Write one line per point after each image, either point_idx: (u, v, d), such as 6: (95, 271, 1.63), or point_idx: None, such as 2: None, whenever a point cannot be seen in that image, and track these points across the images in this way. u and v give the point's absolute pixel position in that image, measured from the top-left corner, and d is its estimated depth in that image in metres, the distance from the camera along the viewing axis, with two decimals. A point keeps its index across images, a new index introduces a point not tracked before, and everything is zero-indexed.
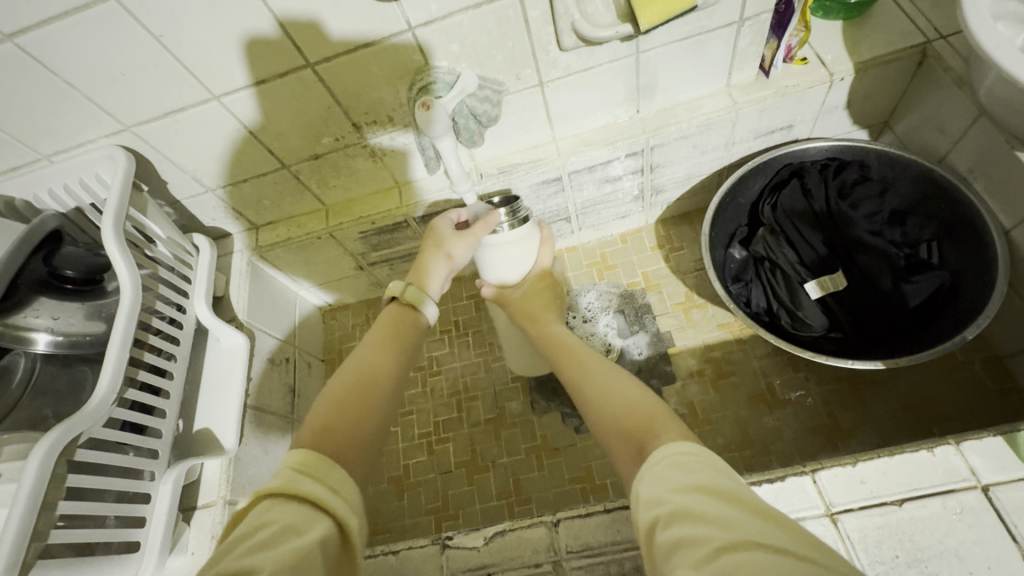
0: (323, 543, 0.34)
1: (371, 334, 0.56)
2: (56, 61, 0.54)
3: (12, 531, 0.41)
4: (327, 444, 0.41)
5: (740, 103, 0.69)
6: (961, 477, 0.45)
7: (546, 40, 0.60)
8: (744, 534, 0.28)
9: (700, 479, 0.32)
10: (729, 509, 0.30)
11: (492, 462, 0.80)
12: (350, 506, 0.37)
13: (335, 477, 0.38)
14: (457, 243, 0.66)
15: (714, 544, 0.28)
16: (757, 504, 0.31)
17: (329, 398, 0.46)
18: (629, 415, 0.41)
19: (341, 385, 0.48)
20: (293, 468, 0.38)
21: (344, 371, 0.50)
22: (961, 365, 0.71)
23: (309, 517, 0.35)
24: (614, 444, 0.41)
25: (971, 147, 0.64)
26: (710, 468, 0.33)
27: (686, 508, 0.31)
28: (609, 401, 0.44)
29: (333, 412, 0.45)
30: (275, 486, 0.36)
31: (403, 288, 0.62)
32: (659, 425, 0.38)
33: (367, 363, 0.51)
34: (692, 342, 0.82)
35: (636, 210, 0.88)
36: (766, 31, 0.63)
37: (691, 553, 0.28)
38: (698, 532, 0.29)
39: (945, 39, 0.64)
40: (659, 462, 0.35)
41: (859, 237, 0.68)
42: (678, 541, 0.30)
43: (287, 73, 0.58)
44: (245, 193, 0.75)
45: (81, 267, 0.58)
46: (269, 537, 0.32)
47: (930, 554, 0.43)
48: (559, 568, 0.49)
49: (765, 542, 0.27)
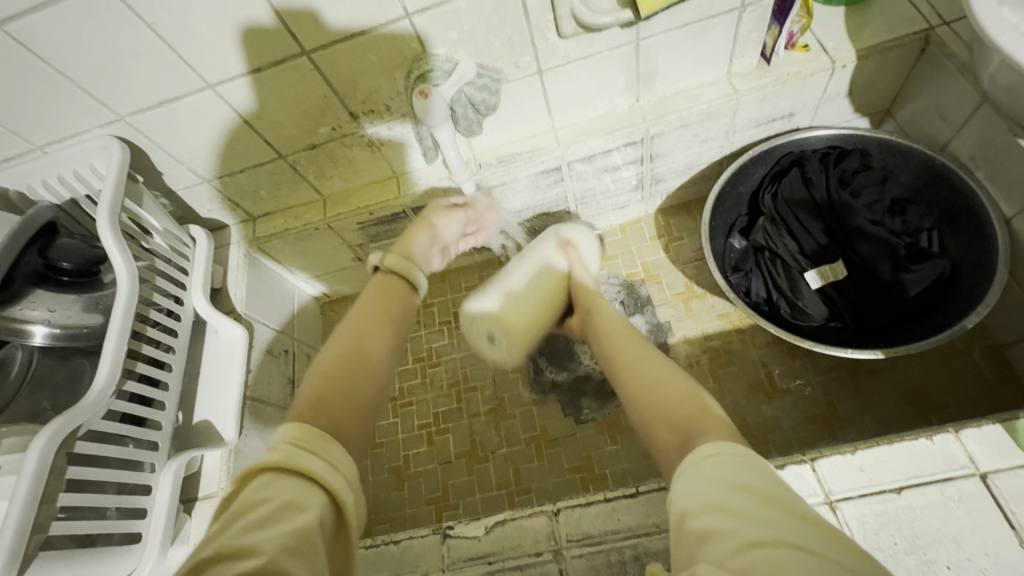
0: (321, 525, 0.34)
1: (362, 304, 0.55)
2: (47, 50, 0.54)
3: (13, 522, 0.41)
4: (320, 417, 0.41)
5: (740, 91, 0.68)
6: (960, 465, 0.45)
7: (545, 26, 0.59)
8: (774, 532, 0.28)
9: (739, 478, 0.33)
10: (760, 505, 0.31)
11: (492, 452, 0.81)
12: (345, 482, 0.38)
13: (334, 453, 0.39)
14: (443, 218, 0.69)
15: (741, 538, 0.28)
16: (789, 505, 0.31)
17: (321, 372, 0.46)
18: (677, 408, 0.42)
19: (333, 356, 0.47)
20: (291, 443, 0.37)
21: (335, 344, 0.49)
22: (960, 354, 0.71)
23: (308, 494, 0.35)
24: (654, 432, 0.42)
25: (973, 135, 0.64)
26: (750, 467, 0.34)
27: (721, 502, 0.31)
28: (653, 387, 0.45)
29: (325, 384, 0.45)
30: (273, 459, 0.36)
31: (384, 256, 0.60)
32: (702, 418, 0.40)
33: (360, 333, 0.50)
34: (691, 332, 0.82)
35: (636, 200, 0.88)
36: (767, 17, 0.62)
37: (717, 544, 0.29)
38: (726, 525, 0.30)
39: (949, 26, 0.63)
40: (699, 458, 0.36)
41: (860, 225, 0.67)
42: (706, 532, 0.30)
43: (282, 62, 0.57)
44: (241, 184, 0.74)
45: (77, 259, 0.56)
46: (266, 516, 0.32)
47: (928, 541, 0.43)
48: (559, 557, 0.50)
49: (792, 541, 0.28)
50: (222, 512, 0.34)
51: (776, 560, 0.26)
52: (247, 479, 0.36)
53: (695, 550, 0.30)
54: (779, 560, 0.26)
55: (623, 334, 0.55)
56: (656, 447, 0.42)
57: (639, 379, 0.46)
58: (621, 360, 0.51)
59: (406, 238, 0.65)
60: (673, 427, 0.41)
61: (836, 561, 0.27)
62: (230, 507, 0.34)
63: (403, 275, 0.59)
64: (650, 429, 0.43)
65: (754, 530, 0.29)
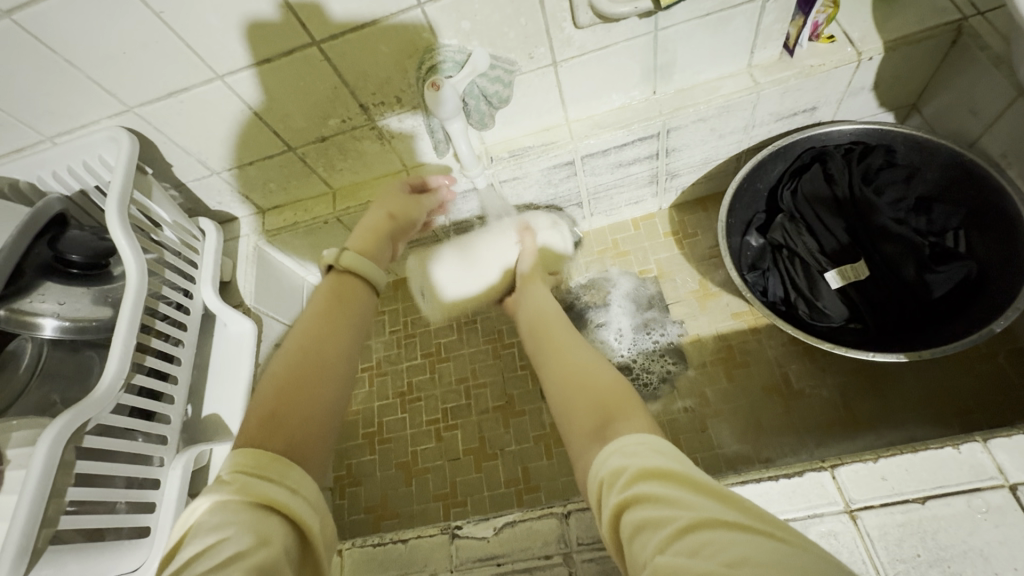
0: (286, 550, 0.33)
1: (310, 309, 0.51)
2: (53, 39, 0.53)
3: (21, 514, 0.41)
4: (277, 439, 0.40)
5: (762, 84, 0.66)
6: (987, 475, 0.43)
7: (561, 16, 0.57)
8: (708, 513, 0.27)
9: (655, 462, 0.31)
10: (684, 491, 0.29)
11: (501, 449, 0.80)
12: (309, 505, 0.37)
13: (292, 476, 0.37)
14: (401, 205, 0.67)
15: (677, 523, 0.27)
16: (703, 483, 0.30)
17: (271, 391, 0.44)
18: (597, 392, 0.40)
19: (284, 366, 0.45)
20: (245, 472, 0.36)
21: (282, 358, 0.46)
22: (984, 358, 0.69)
23: (267, 522, 0.33)
24: (572, 414, 0.40)
25: (1005, 132, 0.62)
26: (656, 451, 0.32)
27: (643, 494, 0.29)
28: (580, 372, 0.43)
29: (276, 401, 0.43)
30: (224, 497, 0.34)
31: (339, 254, 0.56)
32: (626, 406, 0.38)
33: (310, 336, 0.48)
34: (705, 331, 0.80)
35: (649, 196, 0.86)
36: (791, 7, 0.60)
37: (654, 536, 0.27)
38: (657, 514, 0.28)
39: (983, 16, 0.60)
40: (610, 454, 0.34)
41: (884, 225, 0.65)
42: (642, 523, 0.28)
43: (292, 52, 0.56)
44: (251, 176, 0.74)
45: (87, 251, 0.56)
46: (227, 552, 0.30)
47: (952, 554, 0.42)
48: (569, 560, 0.49)
49: (727, 521, 0.26)
50: (167, 567, 0.31)
51: (721, 542, 0.25)
52: (197, 522, 0.34)
53: (634, 551, 0.28)
54: (723, 541, 0.25)
55: (553, 319, 0.55)
56: (570, 430, 0.39)
57: (571, 364, 0.44)
58: (549, 341, 0.50)
59: (364, 231, 0.62)
60: (596, 412, 0.38)
61: (772, 533, 0.26)
62: (172, 566, 0.31)
63: (358, 274, 0.56)
64: (569, 410, 0.40)
65: (688, 515, 0.27)
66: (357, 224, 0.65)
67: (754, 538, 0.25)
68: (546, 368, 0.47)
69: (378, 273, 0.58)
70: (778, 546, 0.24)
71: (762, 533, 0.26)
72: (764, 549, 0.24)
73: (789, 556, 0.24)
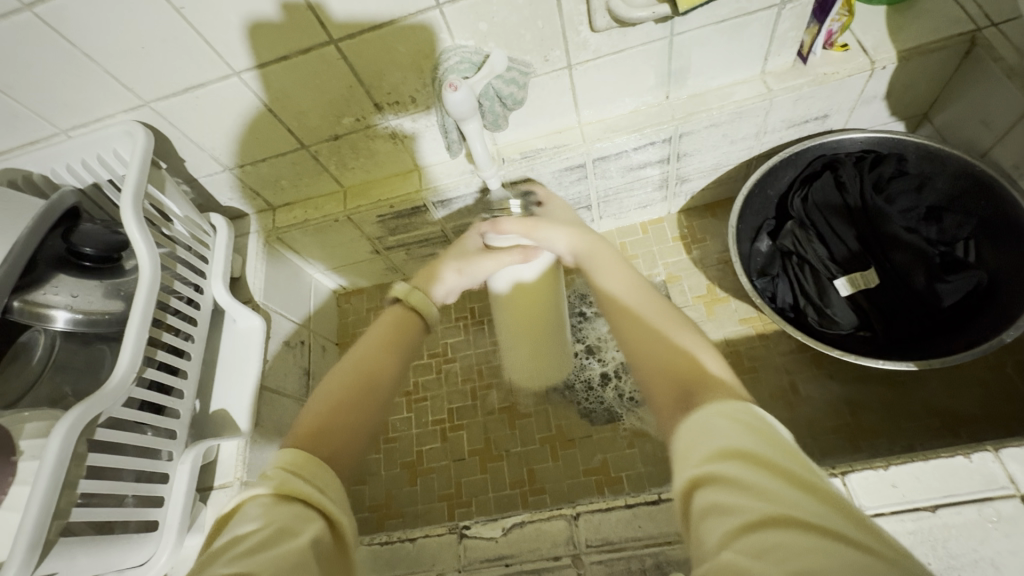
0: (317, 541, 0.34)
1: (373, 330, 0.52)
2: (72, 32, 0.53)
3: (35, 508, 0.40)
4: (322, 449, 0.41)
5: (774, 91, 0.66)
6: (999, 485, 0.43)
7: (578, 20, 0.57)
8: (788, 510, 0.26)
9: (733, 446, 0.30)
10: (755, 472, 0.28)
11: (506, 451, 0.80)
12: (340, 507, 0.37)
13: (324, 478, 0.38)
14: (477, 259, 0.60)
15: (747, 518, 0.26)
16: (779, 462, 0.29)
17: (324, 403, 0.43)
18: (677, 363, 0.38)
19: (338, 385, 0.45)
20: (284, 469, 0.37)
21: (338, 372, 0.47)
22: (991, 368, 0.70)
23: (303, 518, 0.34)
24: (649, 384, 0.38)
25: (1017, 143, 0.63)
26: (725, 431, 0.31)
27: (717, 476, 0.29)
28: (655, 345, 0.40)
29: (332, 415, 0.43)
30: (263, 492, 0.35)
31: (410, 290, 0.56)
32: (703, 374, 0.36)
33: (367, 354, 0.48)
34: (713, 335, 0.80)
35: (658, 200, 0.86)
36: (806, 15, 0.60)
37: (721, 525, 0.27)
38: (727, 502, 0.28)
39: (996, 27, 0.60)
40: (688, 425, 0.33)
41: (895, 233, 0.65)
42: (709, 509, 0.28)
43: (309, 50, 0.56)
44: (262, 173, 0.74)
45: (100, 244, 0.56)
46: (257, 543, 0.31)
47: (964, 562, 0.42)
48: (579, 562, 0.49)
49: (800, 518, 0.25)
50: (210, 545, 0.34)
51: (784, 545, 0.24)
52: (243, 506, 0.35)
53: (701, 538, 0.28)
54: (793, 545, 0.24)
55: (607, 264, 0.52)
56: (649, 400, 0.38)
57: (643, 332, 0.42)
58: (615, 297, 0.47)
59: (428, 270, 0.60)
60: (672, 380, 0.37)
61: (853, 541, 0.24)
62: (210, 548, 0.33)
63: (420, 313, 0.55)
64: (647, 386, 0.39)
65: (765, 509, 0.26)
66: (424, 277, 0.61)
67: (830, 545, 0.24)
68: (618, 329, 0.45)
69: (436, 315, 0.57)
70: (847, 552, 0.23)
71: (845, 541, 0.24)
72: (831, 558, 0.23)
73: (854, 564, 0.23)
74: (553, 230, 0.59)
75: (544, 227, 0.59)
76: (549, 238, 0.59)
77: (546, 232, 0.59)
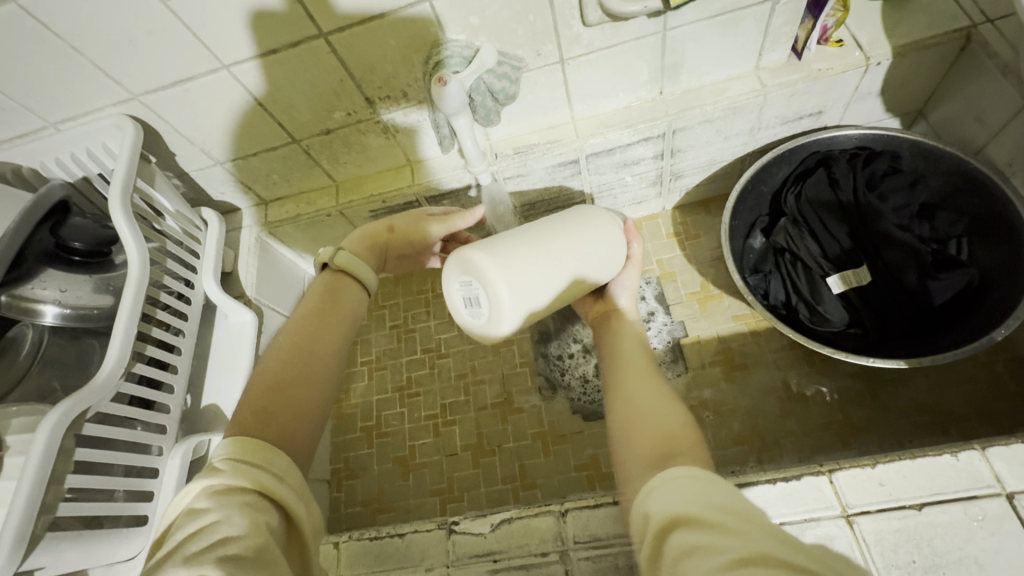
0: (270, 527, 0.34)
1: (304, 308, 0.51)
2: (58, 24, 0.52)
3: (21, 501, 0.41)
4: (271, 430, 0.41)
5: (768, 87, 0.66)
6: (985, 484, 0.44)
7: (570, 14, 0.57)
8: (765, 548, 0.27)
9: (717, 497, 0.31)
10: (732, 518, 0.29)
11: (498, 446, 0.80)
12: (294, 491, 0.38)
13: (278, 464, 0.38)
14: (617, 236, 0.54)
15: (730, 555, 0.26)
16: (754, 514, 0.30)
17: (269, 375, 0.45)
18: (665, 426, 0.38)
19: (277, 361, 0.46)
20: (235, 458, 0.37)
21: (278, 348, 0.47)
22: (982, 367, 0.69)
23: (262, 509, 0.35)
24: (636, 439, 0.38)
25: (1011, 141, 0.63)
26: (705, 483, 0.32)
27: (701, 521, 0.29)
28: (649, 409, 0.40)
29: (273, 390, 0.43)
30: (218, 483, 0.35)
31: (334, 253, 0.56)
32: (689, 441, 0.37)
33: (303, 332, 0.48)
34: (706, 332, 0.80)
35: (652, 196, 0.86)
36: (801, 10, 0.60)
37: (704, 561, 0.27)
38: (709, 542, 0.28)
39: (992, 23, 0.60)
40: (672, 479, 0.33)
41: (887, 230, 0.64)
42: (690, 548, 0.28)
43: (298, 43, 0.56)
44: (254, 167, 0.74)
45: (89, 239, 0.56)
46: (220, 535, 0.32)
47: (948, 560, 0.42)
48: (566, 558, 0.49)
49: (777, 556, 0.26)
50: (158, 553, 0.33)
51: None
52: (193, 503, 0.35)
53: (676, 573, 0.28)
54: None
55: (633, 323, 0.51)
56: (630, 452, 0.38)
57: (638, 389, 0.42)
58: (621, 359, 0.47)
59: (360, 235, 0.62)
60: (659, 440, 0.37)
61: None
62: (167, 545, 0.33)
63: (353, 275, 0.56)
64: (631, 439, 0.39)
65: (745, 548, 0.27)
66: (357, 266, 0.56)
67: None
68: (617, 388, 0.44)
69: (371, 278, 0.58)
70: None
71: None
72: None
73: None
74: (634, 282, 0.54)
75: (635, 269, 0.55)
76: (623, 276, 0.55)
77: (627, 270, 0.55)
